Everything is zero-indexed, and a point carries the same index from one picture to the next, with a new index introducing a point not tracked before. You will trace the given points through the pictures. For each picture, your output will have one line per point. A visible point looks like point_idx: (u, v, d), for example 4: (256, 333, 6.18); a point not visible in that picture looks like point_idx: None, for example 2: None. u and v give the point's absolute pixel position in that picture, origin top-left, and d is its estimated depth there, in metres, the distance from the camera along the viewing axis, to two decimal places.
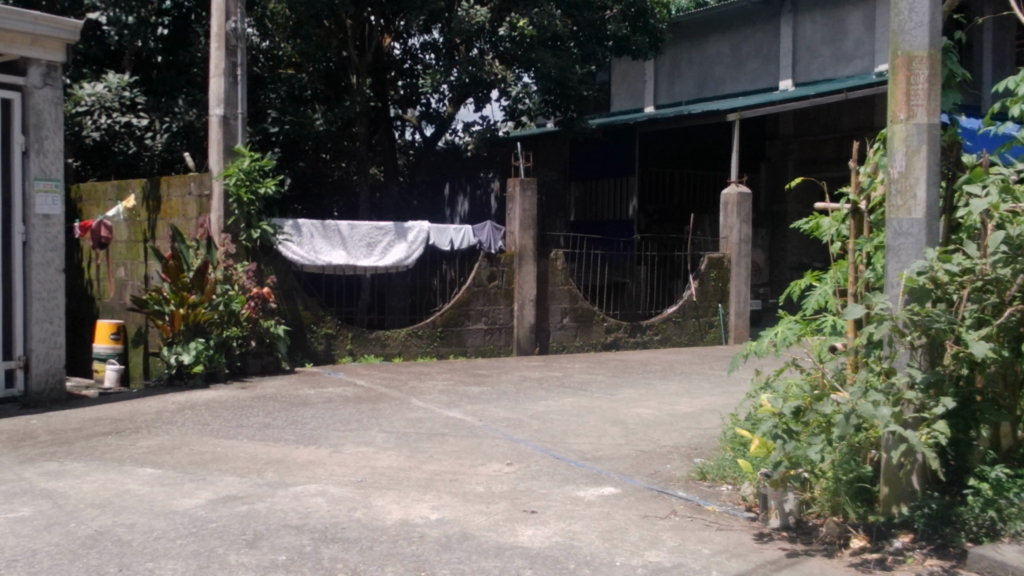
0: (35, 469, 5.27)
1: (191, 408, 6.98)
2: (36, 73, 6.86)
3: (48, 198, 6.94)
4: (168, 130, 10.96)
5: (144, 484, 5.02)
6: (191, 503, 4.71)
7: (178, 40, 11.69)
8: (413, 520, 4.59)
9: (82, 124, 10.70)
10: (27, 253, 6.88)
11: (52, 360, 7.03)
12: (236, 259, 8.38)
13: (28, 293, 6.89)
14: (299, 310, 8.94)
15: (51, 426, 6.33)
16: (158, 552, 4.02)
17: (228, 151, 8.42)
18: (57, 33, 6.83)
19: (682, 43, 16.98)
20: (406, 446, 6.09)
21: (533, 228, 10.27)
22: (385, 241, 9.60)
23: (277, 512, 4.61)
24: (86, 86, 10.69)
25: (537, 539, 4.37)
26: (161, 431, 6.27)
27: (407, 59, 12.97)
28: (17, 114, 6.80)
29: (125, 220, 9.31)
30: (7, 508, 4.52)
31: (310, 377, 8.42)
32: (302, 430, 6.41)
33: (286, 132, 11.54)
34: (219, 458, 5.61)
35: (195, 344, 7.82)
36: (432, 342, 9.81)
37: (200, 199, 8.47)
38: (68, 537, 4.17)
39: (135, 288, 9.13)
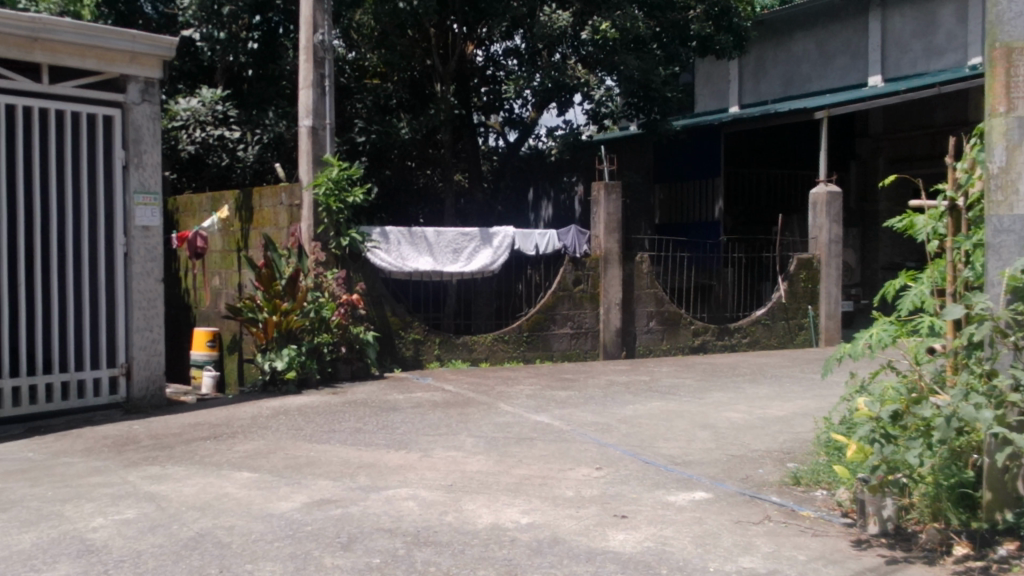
0: (139, 472, 5.44)
1: (285, 413, 7.13)
2: (135, 89, 7.08)
3: (147, 210, 7.15)
4: (259, 142, 11.16)
5: (242, 488, 5.14)
6: (287, 507, 4.81)
7: (267, 53, 11.73)
8: (504, 524, 4.60)
9: (178, 138, 11.13)
10: (127, 264, 7.11)
11: (153, 367, 7.25)
12: (327, 267, 8.52)
13: (129, 303, 7.12)
14: (387, 316, 9.07)
15: (152, 431, 6.53)
16: (257, 554, 4.11)
17: (317, 160, 8.59)
18: (154, 50, 7.04)
19: (767, 41, 16.73)
20: (494, 450, 6.12)
21: (618, 231, 10.24)
22: (471, 247, 9.65)
23: (370, 516, 4.68)
24: (181, 102, 11.16)
25: (629, 544, 4.34)
26: (257, 435, 6.41)
27: (490, 66, 13.04)
28: (117, 130, 7.05)
29: (220, 231, 9.56)
30: (113, 511, 4.68)
31: (399, 382, 8.50)
32: (393, 434, 6.49)
33: (371, 141, 11.68)
34: (313, 463, 5.72)
35: (288, 351, 7.98)
36: (518, 346, 9.84)
37: (291, 208, 8.64)
38: (171, 538, 4.29)
39: (230, 296, 9.34)
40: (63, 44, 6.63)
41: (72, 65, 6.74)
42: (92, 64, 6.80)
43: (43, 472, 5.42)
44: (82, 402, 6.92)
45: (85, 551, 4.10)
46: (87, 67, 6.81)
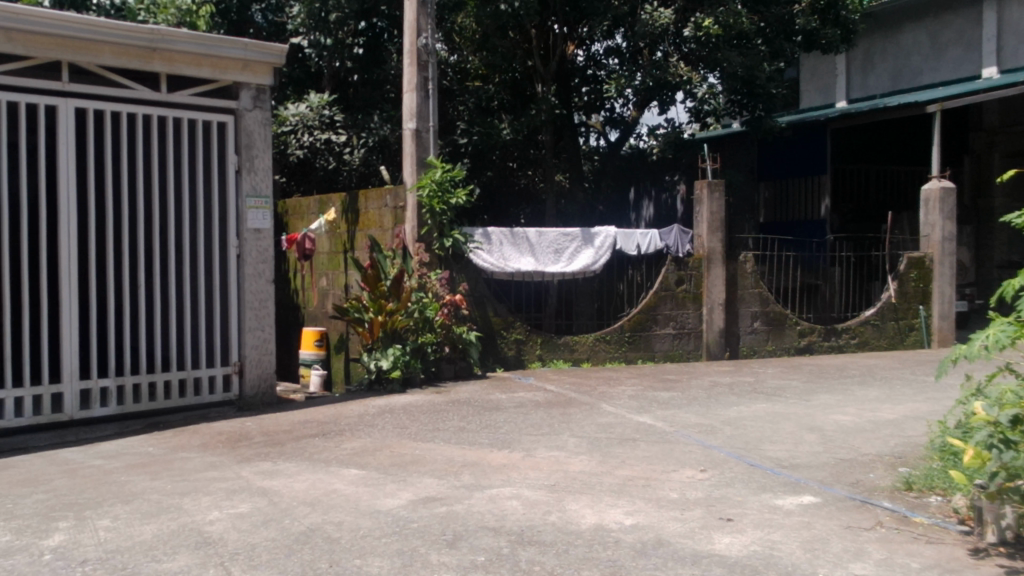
0: (252, 468, 5.61)
1: (390, 411, 7.25)
2: (247, 96, 7.31)
3: (259, 213, 7.37)
4: (364, 145, 11.36)
5: (350, 484, 5.25)
6: (393, 503, 4.89)
7: (372, 58, 11.94)
8: (608, 525, 4.60)
9: (287, 143, 11.38)
10: (240, 265, 7.32)
11: (264, 365, 7.45)
12: (429, 267, 8.64)
13: (242, 303, 7.34)
14: (489, 316, 9.15)
15: (264, 428, 6.72)
16: (365, 549, 4.20)
17: (421, 163, 8.72)
18: (265, 58, 7.24)
19: (875, 33, 16.31)
20: (597, 450, 6.11)
21: (721, 230, 10.10)
22: (572, 248, 9.63)
23: (475, 514, 4.72)
24: (291, 108, 11.38)
25: (735, 548, 4.29)
26: (364, 433, 6.54)
27: (591, 65, 13.04)
28: (230, 135, 7.27)
29: (327, 233, 9.77)
30: (228, 505, 4.83)
31: (501, 382, 8.56)
32: (496, 434, 6.54)
33: (474, 143, 11.83)
34: (418, 461, 5.80)
35: (393, 351, 8.13)
36: (620, 347, 9.80)
37: (396, 210, 8.77)
38: (284, 532, 4.41)
39: (337, 297, 9.53)
40: (179, 54, 6.87)
41: (187, 73, 6.97)
42: (206, 72, 7.03)
43: (163, 467, 5.64)
44: (198, 398, 7.16)
45: (202, 544, 4.24)
46: (202, 76, 7.04)
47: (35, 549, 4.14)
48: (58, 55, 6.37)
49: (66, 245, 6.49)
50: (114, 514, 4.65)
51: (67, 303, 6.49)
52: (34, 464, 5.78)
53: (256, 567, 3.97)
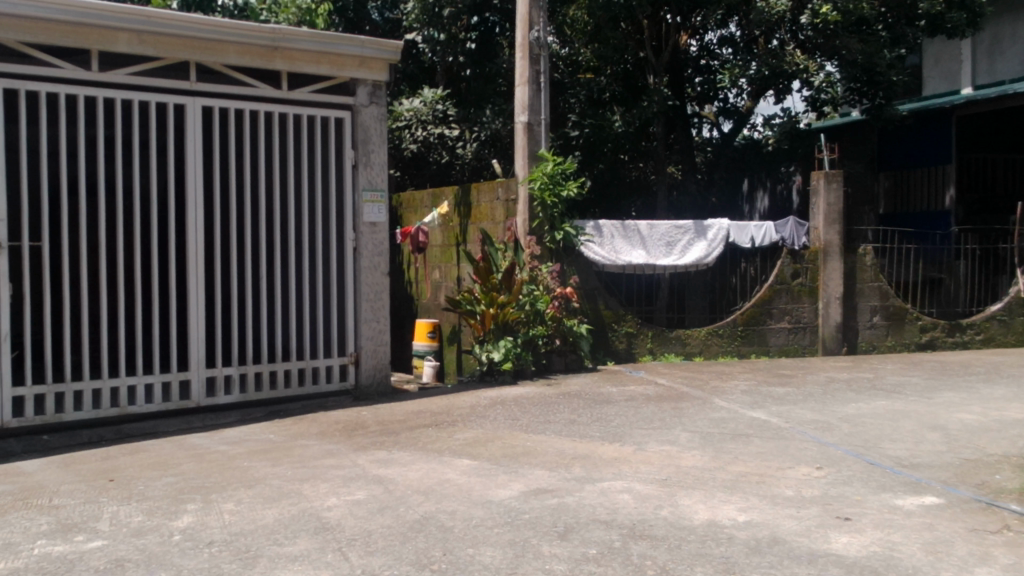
0: (368, 456, 5.74)
1: (502, 403, 7.32)
2: (364, 92, 7.44)
3: (375, 207, 7.53)
4: (477, 139, 11.48)
5: (463, 474, 5.32)
6: (506, 494, 4.94)
7: (484, 52, 12.01)
8: (721, 521, 4.54)
9: (402, 137, 11.67)
10: (356, 258, 7.48)
11: (379, 356, 7.61)
12: (541, 260, 8.66)
13: (358, 294, 7.49)
14: (600, 309, 9.11)
15: (379, 417, 6.86)
16: (478, 539, 4.25)
17: (533, 156, 8.74)
18: (382, 55, 7.37)
19: (1005, 16, 15.62)
20: (710, 446, 6.04)
21: (839, 222, 9.86)
22: (684, 240, 9.51)
23: (587, 507, 4.73)
24: (405, 103, 11.75)
25: (853, 548, 4.19)
26: (476, 424, 6.62)
27: (704, 55, 12.94)
28: (347, 131, 7.43)
29: (440, 226, 9.90)
30: (345, 491, 4.96)
31: (612, 375, 8.54)
32: (607, 427, 6.54)
33: (586, 135, 11.84)
34: (530, 452, 5.84)
35: (504, 343, 8.19)
36: (733, 341, 9.66)
37: (507, 203, 8.83)
38: (399, 520, 4.50)
39: (450, 289, 9.66)
40: (299, 52, 7.04)
41: (307, 71, 7.15)
42: (325, 70, 7.19)
43: (284, 453, 5.81)
44: (316, 387, 7.34)
45: (321, 529, 4.36)
46: (321, 73, 7.21)
47: (166, 529, 4.33)
48: (185, 56, 6.60)
49: (193, 238, 6.71)
50: (238, 498, 4.82)
51: (194, 294, 6.72)
52: (164, 448, 6.04)
53: (373, 553, 4.07)
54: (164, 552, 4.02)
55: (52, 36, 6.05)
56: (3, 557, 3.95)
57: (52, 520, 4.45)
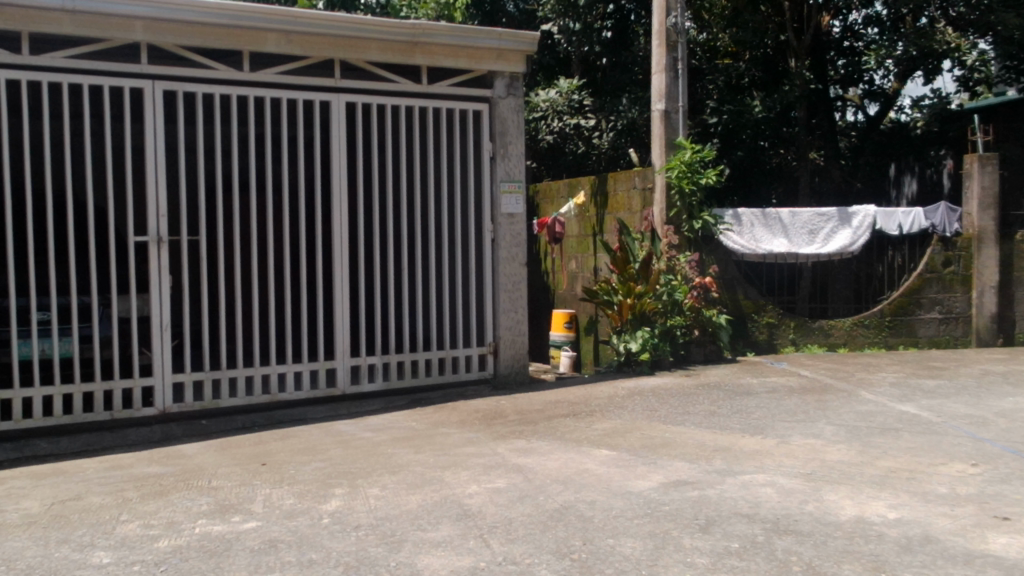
0: (508, 445, 5.80)
1: (640, 394, 7.26)
2: (501, 84, 7.51)
3: (512, 198, 7.56)
4: (613, 129, 11.37)
5: (602, 465, 5.31)
6: (645, 485, 4.91)
7: (620, 40, 12.04)
8: (869, 518, 4.40)
9: (538, 129, 11.71)
10: (495, 249, 7.56)
11: (518, 346, 7.68)
12: (679, 250, 8.53)
13: (496, 285, 7.57)
14: (740, 299, 8.94)
15: (517, 407, 6.92)
16: (618, 529, 4.24)
17: (671, 144, 8.64)
18: (519, 46, 7.41)
19: None
20: (857, 440, 5.85)
21: (994, 207, 9.36)
22: (828, 228, 9.21)
23: (728, 500, 4.65)
24: (541, 94, 11.76)
25: (1013, 549, 3.99)
26: (614, 415, 6.60)
27: (847, 36, 12.48)
28: (485, 123, 7.51)
29: (577, 216, 9.87)
30: (486, 479, 5.02)
31: (753, 367, 8.36)
32: (748, 419, 6.41)
33: (725, 123, 11.66)
34: (669, 444, 5.78)
35: (641, 333, 8.15)
36: (880, 332, 9.32)
37: (644, 192, 8.75)
38: (539, 509, 4.53)
39: (586, 279, 9.65)
40: (439, 47, 7.14)
41: (446, 64, 7.24)
42: (463, 63, 7.28)
43: (426, 441, 5.93)
44: (455, 376, 7.45)
45: (463, 516, 4.43)
46: (460, 66, 7.29)
47: (316, 513, 4.47)
48: (330, 54, 6.79)
49: (339, 230, 6.92)
50: (383, 483, 4.95)
51: (340, 284, 6.92)
52: (312, 434, 6.25)
53: (513, 540, 4.11)
54: (314, 535, 4.16)
55: (205, 39, 6.33)
56: (168, 535, 4.17)
57: (210, 501, 4.67)
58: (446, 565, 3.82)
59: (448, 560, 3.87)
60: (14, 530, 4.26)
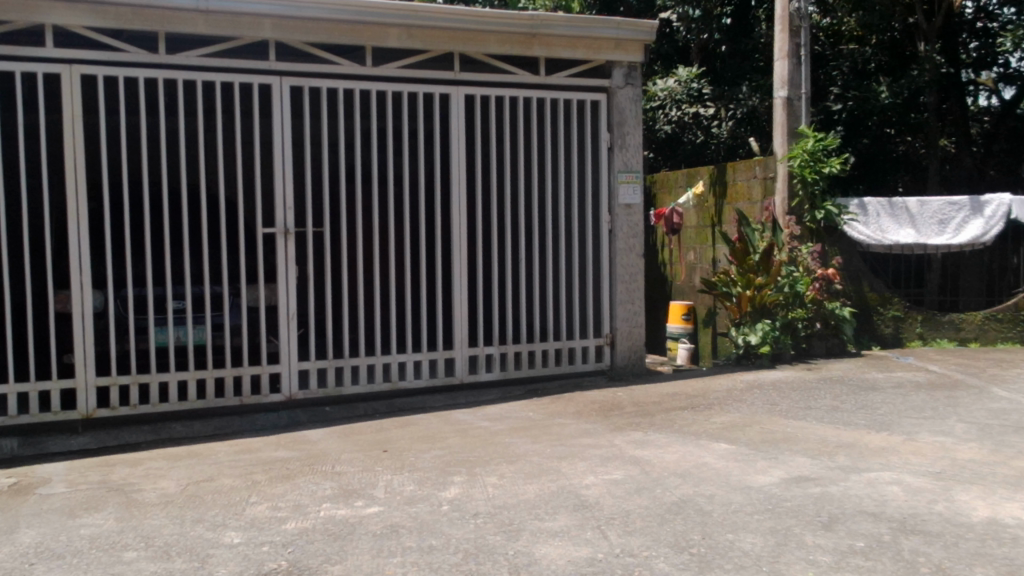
0: (625, 436, 5.78)
1: (759, 387, 7.13)
2: (620, 74, 7.47)
3: (630, 188, 7.52)
4: (733, 117, 11.15)
5: (721, 459, 5.24)
6: (766, 480, 4.82)
7: (740, 28, 11.85)
8: (1003, 520, 4.22)
9: (656, 118, 11.62)
10: (612, 240, 7.53)
11: (635, 337, 7.64)
12: (801, 241, 8.40)
13: (613, 277, 7.54)
14: (865, 291, 8.69)
15: (634, 399, 6.89)
16: (738, 524, 4.18)
17: (792, 132, 8.43)
18: (637, 35, 7.34)
19: None
20: (990, 438, 5.61)
21: None
22: (959, 217, 8.72)
23: (853, 497, 4.53)
24: (660, 83, 11.64)
25: None
26: (733, 408, 6.50)
27: (981, 17, 11.95)
28: (603, 113, 7.48)
29: (695, 206, 9.71)
30: (603, 471, 5.02)
31: (879, 361, 8.12)
32: (873, 415, 6.23)
33: (849, 110, 11.34)
34: (790, 439, 5.67)
35: (761, 326, 8.00)
36: (1015, 327, 8.86)
37: (765, 181, 8.55)
38: (657, 501, 4.51)
39: (705, 271, 9.55)
40: (558, 38, 7.13)
41: (564, 56, 7.24)
42: (581, 54, 7.26)
43: (542, 431, 5.96)
44: (572, 367, 7.46)
45: (580, 506, 4.44)
46: (578, 57, 7.27)
47: (436, 499, 4.55)
48: (449, 47, 6.86)
49: (458, 221, 6.99)
50: (501, 472, 5.00)
51: (458, 274, 7.00)
52: (431, 422, 6.36)
53: (631, 532, 4.09)
54: (435, 521, 4.23)
55: (330, 35, 6.48)
56: (294, 517, 4.30)
57: (335, 485, 4.80)
58: (564, 555, 3.83)
59: (566, 550, 3.88)
60: (152, 509, 4.47)
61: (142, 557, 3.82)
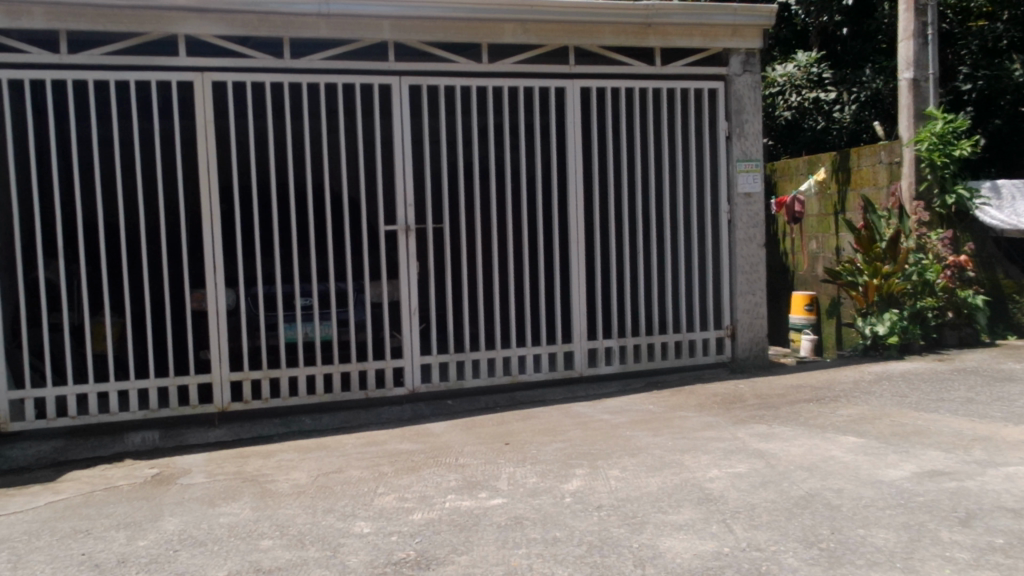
0: (748, 429, 5.69)
1: (888, 378, 6.93)
2: (737, 62, 7.35)
3: (750, 176, 7.38)
4: (856, 101, 10.87)
5: (849, 452, 5.11)
6: (897, 475, 4.68)
7: (864, 8, 11.39)
8: None
9: (775, 104, 11.36)
10: (732, 230, 7.41)
11: (756, 329, 7.50)
12: (930, 227, 8.10)
13: (734, 268, 7.42)
14: (1000, 278, 8.27)
15: (757, 391, 6.77)
16: (869, 520, 4.07)
17: (919, 114, 8.16)
18: (755, 21, 7.19)
19: None
20: None
21: None
22: None
23: (990, 493, 4.35)
24: (779, 68, 11.44)
25: None
26: (860, 400, 6.33)
27: None
28: (721, 101, 7.37)
29: (817, 194, 9.45)
30: (726, 464, 4.95)
31: (1016, 352, 7.75)
32: (1010, 407, 5.96)
33: (980, 89, 10.99)
34: (922, 432, 5.48)
35: (889, 315, 7.77)
36: None
37: (891, 166, 8.32)
38: (783, 495, 4.42)
39: (829, 260, 9.34)
40: (673, 27, 7.05)
41: (680, 44, 7.15)
42: (697, 42, 7.15)
43: (664, 424, 5.91)
44: (692, 359, 7.38)
45: (704, 500, 4.39)
46: (695, 45, 7.18)
47: (558, 492, 4.57)
48: (566, 40, 6.87)
49: (575, 214, 7.01)
50: (623, 465, 4.98)
51: (576, 268, 7.02)
52: (552, 415, 6.38)
53: (757, 527, 4.03)
54: (558, 513, 4.25)
55: (447, 33, 6.56)
56: (421, 508, 4.38)
57: (459, 477, 4.87)
58: (689, 549, 3.80)
59: (691, 544, 3.85)
60: (285, 499, 4.63)
61: (277, 545, 3.96)
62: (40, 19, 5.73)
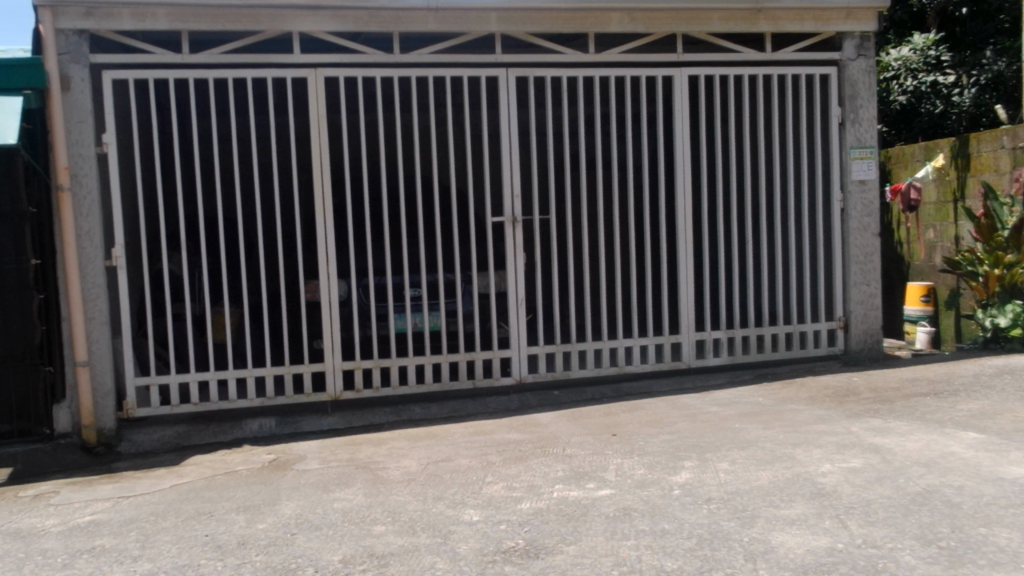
0: (862, 423, 5.55)
1: (1010, 372, 6.67)
2: (851, 46, 7.14)
3: (864, 164, 7.19)
4: (976, 84, 10.52)
5: (969, 448, 4.93)
6: (1021, 472, 4.50)
7: None
8: None
9: (890, 89, 10.99)
10: (845, 219, 7.22)
11: (870, 321, 7.31)
12: None
13: (846, 258, 7.24)
14: None
15: (871, 384, 6.60)
16: (991, 518, 3.93)
17: None
18: (870, 3, 6.98)
19: None
20: None
21: None
22: None
23: None
24: (892, 52, 11.06)
25: None
26: (981, 395, 6.10)
27: None
28: (834, 87, 7.18)
29: (935, 180, 9.14)
30: (839, 458, 4.84)
31: None
32: None
33: None
34: None
35: (1011, 307, 7.46)
36: None
37: (1014, 151, 7.99)
38: (900, 491, 4.31)
39: (947, 249, 9.04)
40: (784, 11, 6.89)
41: (791, 29, 6.99)
42: (810, 26, 6.97)
43: (774, 417, 5.81)
44: (803, 352, 7.23)
45: (817, 494, 4.31)
46: (807, 29, 7.00)
47: (667, 484, 4.54)
48: (674, 28, 6.79)
49: (683, 206, 6.93)
50: (733, 458, 4.92)
51: (684, 260, 6.95)
52: (660, 407, 6.35)
53: (873, 523, 3.93)
54: (667, 505, 4.23)
55: (554, 24, 6.56)
56: (529, 498, 4.41)
57: (566, 467, 4.88)
58: (801, 544, 3.73)
59: (804, 539, 3.78)
60: (397, 486, 4.72)
61: (390, 531, 4.04)
62: (163, 20, 5.96)
